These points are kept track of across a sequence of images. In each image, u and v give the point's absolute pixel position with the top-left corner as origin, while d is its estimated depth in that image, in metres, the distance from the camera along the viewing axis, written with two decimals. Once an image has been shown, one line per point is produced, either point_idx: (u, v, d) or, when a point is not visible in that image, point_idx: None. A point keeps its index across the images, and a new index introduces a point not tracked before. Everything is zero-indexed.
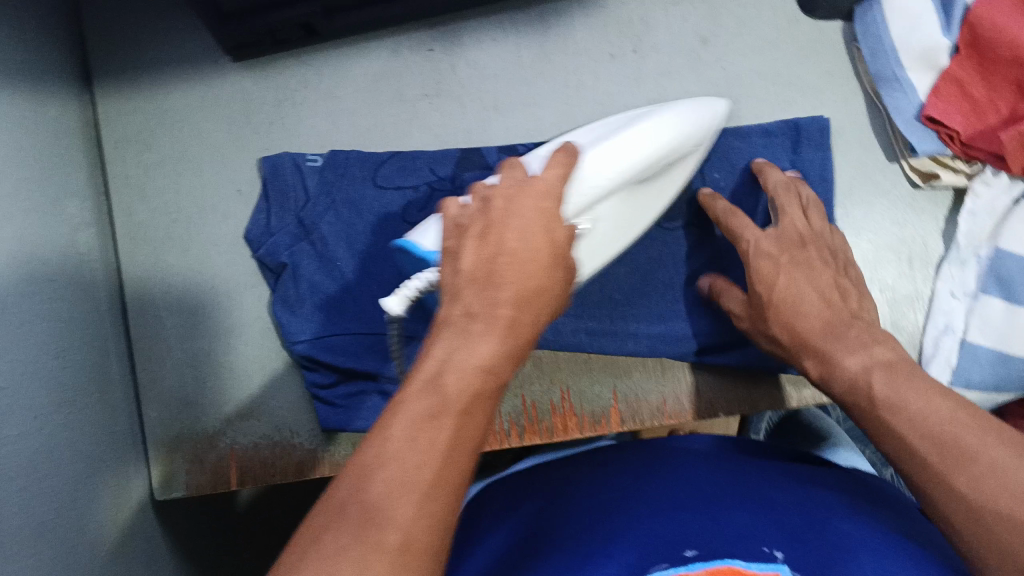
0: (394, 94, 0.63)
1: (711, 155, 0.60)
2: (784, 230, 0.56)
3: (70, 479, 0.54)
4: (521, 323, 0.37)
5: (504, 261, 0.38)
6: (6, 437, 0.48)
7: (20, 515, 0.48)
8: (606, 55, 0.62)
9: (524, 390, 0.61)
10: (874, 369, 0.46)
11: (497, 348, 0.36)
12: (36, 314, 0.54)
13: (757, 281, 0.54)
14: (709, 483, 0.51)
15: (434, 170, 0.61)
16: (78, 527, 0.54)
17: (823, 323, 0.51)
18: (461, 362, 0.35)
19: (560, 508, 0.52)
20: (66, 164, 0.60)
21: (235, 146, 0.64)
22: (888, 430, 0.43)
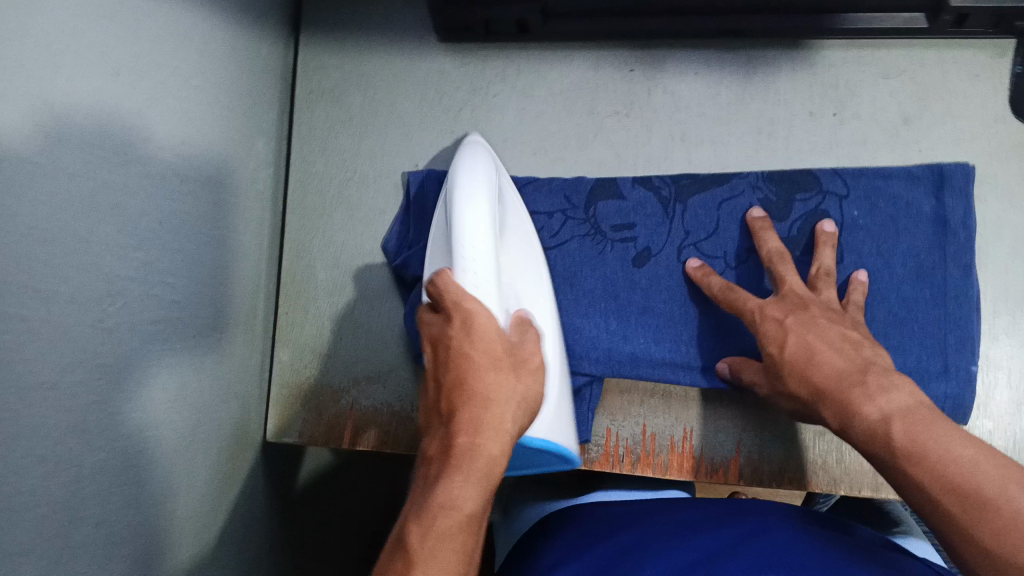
0: (587, 106, 0.65)
1: (851, 193, 0.60)
2: (788, 294, 0.53)
3: (206, 405, 0.57)
4: (488, 444, 0.41)
5: (466, 395, 0.42)
6: (161, 352, 0.51)
7: (156, 430, 0.51)
8: (806, 112, 0.62)
9: (648, 421, 0.62)
10: (892, 418, 0.42)
11: (468, 472, 0.40)
12: (211, 238, 0.56)
13: (765, 343, 0.51)
14: (824, 551, 0.50)
15: (568, 198, 0.63)
16: (201, 448, 0.56)
17: (838, 372, 0.46)
18: (435, 495, 0.39)
19: (647, 552, 0.53)
20: (264, 102, 0.63)
21: (421, 121, 0.66)
22: (907, 480, 0.40)
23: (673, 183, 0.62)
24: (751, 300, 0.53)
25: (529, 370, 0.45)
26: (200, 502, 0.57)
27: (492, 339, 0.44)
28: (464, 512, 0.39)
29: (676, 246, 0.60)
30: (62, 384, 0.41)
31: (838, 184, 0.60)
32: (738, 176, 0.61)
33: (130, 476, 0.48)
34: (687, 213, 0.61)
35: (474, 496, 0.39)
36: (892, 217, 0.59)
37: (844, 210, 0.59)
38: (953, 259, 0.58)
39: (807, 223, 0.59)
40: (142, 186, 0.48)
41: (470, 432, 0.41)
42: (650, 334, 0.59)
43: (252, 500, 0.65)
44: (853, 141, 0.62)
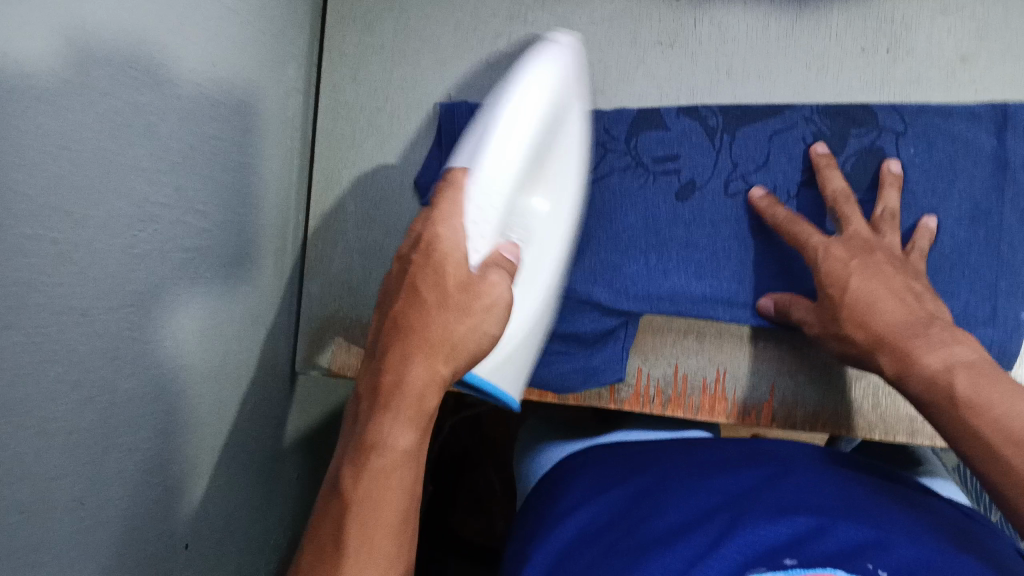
0: (629, 36, 0.62)
1: (909, 129, 0.57)
2: (854, 235, 0.51)
3: (237, 332, 0.56)
4: (431, 385, 0.41)
5: (413, 333, 0.42)
6: (194, 282, 0.50)
7: (189, 359, 0.50)
8: (857, 48, 0.60)
9: (680, 363, 0.61)
10: (955, 369, 0.42)
11: (401, 412, 0.40)
12: (240, 165, 0.55)
13: (826, 283, 0.50)
14: (844, 490, 0.50)
15: (608, 130, 0.61)
16: (234, 378, 0.56)
17: (902, 322, 0.46)
18: (370, 431, 0.40)
19: (664, 491, 0.53)
20: (294, 26, 0.61)
21: (457, 50, 0.64)
22: (965, 431, 0.40)
23: (722, 113, 0.60)
24: (816, 237, 0.52)
25: (491, 303, 0.43)
26: (229, 434, 0.57)
27: (446, 267, 0.43)
28: (400, 448, 0.40)
29: (724, 179, 0.59)
30: (94, 312, 0.41)
31: (896, 120, 0.58)
32: (791, 108, 0.59)
33: (161, 406, 0.48)
34: (735, 143, 0.59)
35: (409, 431, 0.40)
36: (950, 158, 0.57)
37: (900, 147, 0.57)
38: (1010, 202, 0.56)
39: (861, 158, 0.57)
40: (172, 111, 0.46)
41: (401, 366, 0.41)
42: (690, 269, 0.58)
43: (280, 430, 0.66)
44: (907, 79, 0.59)
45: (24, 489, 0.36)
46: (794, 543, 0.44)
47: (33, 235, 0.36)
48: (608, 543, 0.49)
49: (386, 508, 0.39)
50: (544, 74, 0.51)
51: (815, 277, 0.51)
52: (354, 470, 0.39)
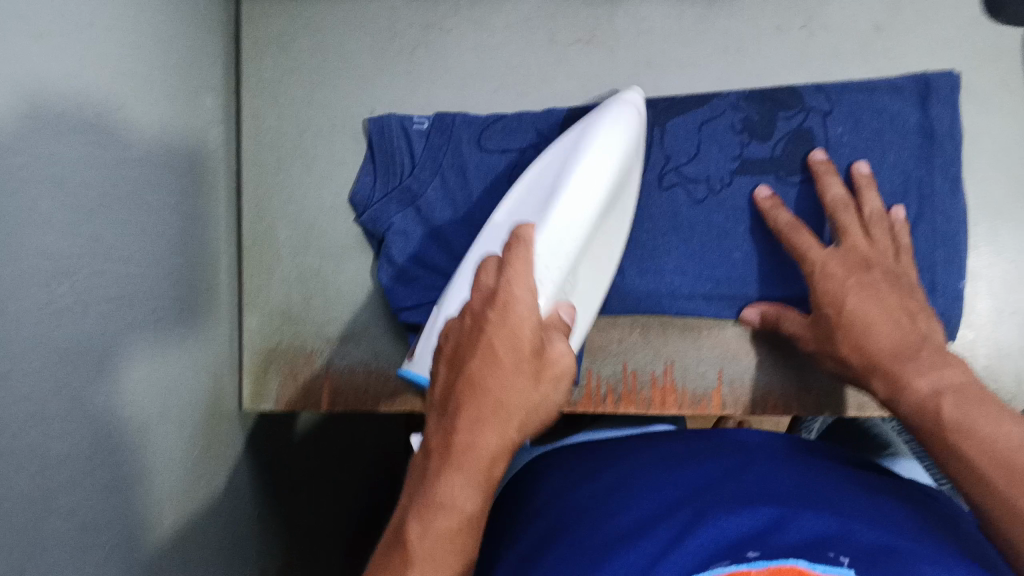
0: (547, 35, 0.62)
1: (835, 108, 0.58)
2: (849, 250, 0.52)
3: (175, 376, 0.55)
4: (498, 449, 0.40)
5: (489, 395, 0.41)
6: (124, 328, 0.49)
7: (126, 408, 0.49)
8: (773, 27, 0.60)
9: (628, 359, 0.60)
10: (943, 392, 0.42)
11: (470, 475, 0.39)
12: (164, 203, 0.54)
13: (823, 302, 0.51)
14: (796, 479, 0.50)
15: (539, 130, 0.60)
16: (176, 422, 0.55)
17: (893, 344, 0.46)
18: (440, 489, 0.39)
19: (623, 491, 0.53)
20: (207, 55, 0.60)
21: (376, 65, 0.64)
22: (951, 453, 0.39)
23: (650, 107, 0.60)
24: (813, 251, 0.53)
25: (560, 372, 0.43)
26: (179, 480, 0.55)
27: (522, 331, 0.41)
28: (465, 514, 0.38)
29: (658, 174, 0.59)
30: (16, 373, 0.39)
31: (820, 100, 0.58)
32: (717, 96, 0.59)
33: (103, 462, 0.46)
34: (666, 137, 0.59)
35: (473, 497, 0.39)
36: (878, 131, 0.57)
37: (828, 127, 0.58)
38: (940, 169, 0.57)
39: (792, 142, 0.58)
40: (83, 155, 0.45)
41: (474, 424, 0.40)
42: (633, 265, 0.59)
43: (235, 469, 0.64)
44: (824, 55, 0.60)
45: None
46: (757, 534, 0.44)
47: None
48: (565, 548, 0.48)
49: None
50: (617, 128, 0.51)
51: (813, 292, 0.52)
52: (420, 531, 0.38)
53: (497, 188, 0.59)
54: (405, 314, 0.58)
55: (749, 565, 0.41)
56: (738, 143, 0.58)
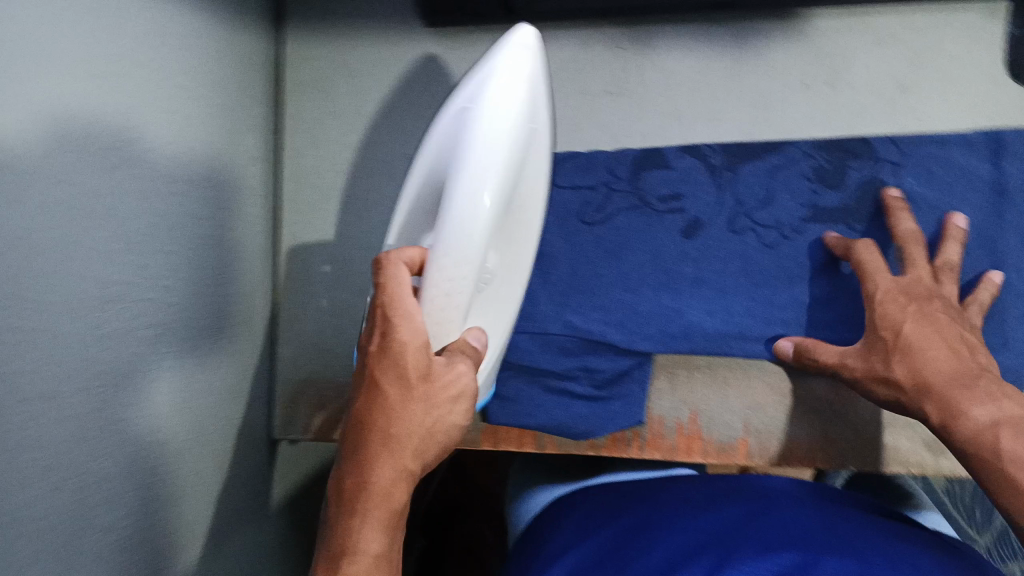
0: (579, 86, 0.64)
1: (908, 159, 0.59)
2: (915, 280, 0.53)
3: (211, 403, 0.56)
4: (399, 485, 0.43)
5: (391, 439, 0.43)
6: (162, 355, 0.50)
7: (161, 432, 0.50)
8: (800, 84, 0.62)
9: (652, 405, 0.60)
10: (1000, 424, 0.43)
11: (376, 521, 0.42)
12: (205, 238, 0.56)
13: (881, 326, 0.51)
14: (815, 525, 0.51)
15: (613, 171, 0.62)
16: (209, 448, 0.56)
17: (949, 371, 0.47)
18: (348, 537, 0.42)
19: (644, 534, 0.53)
20: (250, 97, 0.62)
21: (412, 110, 0.66)
22: (1010, 486, 0.41)
23: (723, 151, 0.61)
24: (879, 275, 0.53)
25: (458, 394, 0.44)
26: (209, 508, 0.56)
27: (405, 361, 0.43)
28: (372, 556, 0.42)
29: (729, 215, 0.60)
30: (61, 396, 0.41)
31: (892, 150, 0.59)
32: (789, 144, 0.60)
33: (133, 483, 0.47)
34: (737, 181, 0.60)
35: (379, 537, 0.42)
36: (949, 184, 0.58)
37: (900, 177, 0.59)
38: (1010, 227, 0.58)
39: (864, 190, 0.59)
40: (131, 189, 0.47)
41: (371, 466, 0.43)
42: (701, 306, 0.59)
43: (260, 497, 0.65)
44: (850, 111, 0.61)
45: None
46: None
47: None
48: None
49: None
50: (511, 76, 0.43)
51: (870, 317, 0.52)
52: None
53: (564, 223, 0.62)
54: None
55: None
56: (810, 190, 0.59)
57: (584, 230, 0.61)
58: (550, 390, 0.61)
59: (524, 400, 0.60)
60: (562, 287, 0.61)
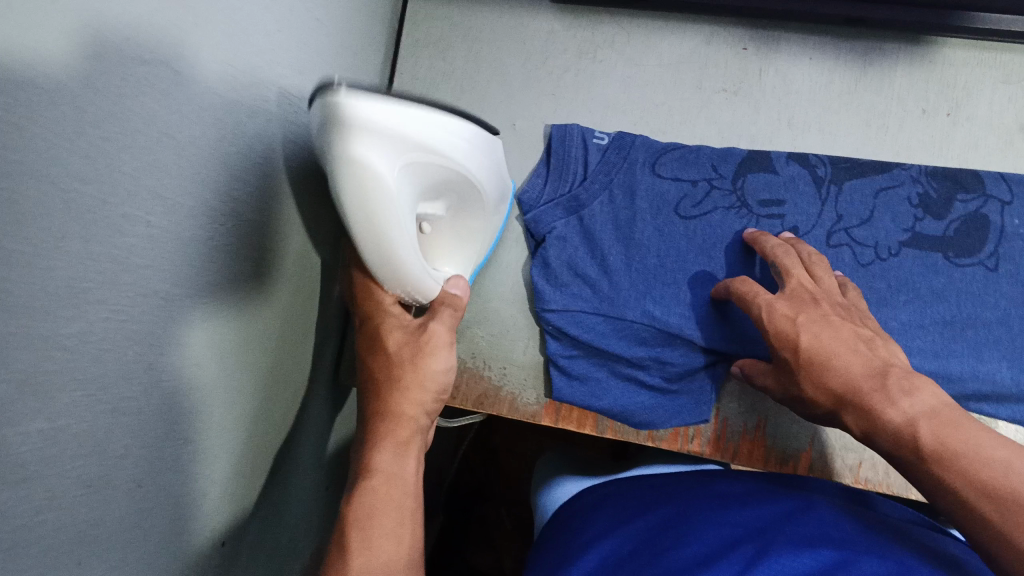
0: (694, 80, 0.65)
1: (1016, 199, 0.58)
2: (794, 288, 0.53)
3: (279, 336, 0.58)
4: (401, 420, 0.48)
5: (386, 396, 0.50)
6: (254, 279, 0.52)
7: (239, 353, 0.51)
8: (919, 109, 0.62)
9: (720, 407, 0.62)
10: (917, 419, 0.42)
11: (382, 447, 0.47)
12: (303, 170, 0.56)
13: (778, 344, 0.51)
14: (860, 530, 0.50)
15: (716, 168, 0.62)
16: (273, 380, 0.58)
17: (856, 374, 0.46)
18: (359, 468, 0.47)
19: (691, 523, 0.53)
20: (371, 44, 0.63)
21: (524, 80, 0.66)
22: (936, 483, 0.40)
23: (831, 164, 0.61)
24: (759, 296, 0.53)
25: (438, 345, 0.51)
26: (265, 437, 0.57)
27: (391, 331, 0.52)
28: (386, 470, 0.46)
29: (827, 229, 0.59)
30: (172, 296, 0.42)
31: (1002, 189, 0.59)
32: (899, 167, 0.60)
33: (220, 398, 0.49)
34: (841, 196, 0.60)
35: (391, 456, 0.47)
36: None
37: (1006, 216, 0.58)
38: None
39: (966, 224, 0.58)
40: (258, 111, 0.48)
41: (377, 413, 0.49)
42: None
43: (308, 437, 0.66)
44: (964, 144, 0.61)
45: (90, 464, 0.37)
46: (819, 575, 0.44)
47: (130, 214, 0.37)
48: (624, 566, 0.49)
49: (380, 517, 0.44)
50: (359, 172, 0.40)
51: (765, 336, 0.52)
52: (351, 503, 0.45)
53: (661, 214, 0.61)
54: (550, 315, 0.60)
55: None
56: (913, 216, 0.59)
57: (677, 222, 0.61)
58: (615, 375, 0.60)
59: (593, 381, 0.60)
60: (645, 275, 0.60)
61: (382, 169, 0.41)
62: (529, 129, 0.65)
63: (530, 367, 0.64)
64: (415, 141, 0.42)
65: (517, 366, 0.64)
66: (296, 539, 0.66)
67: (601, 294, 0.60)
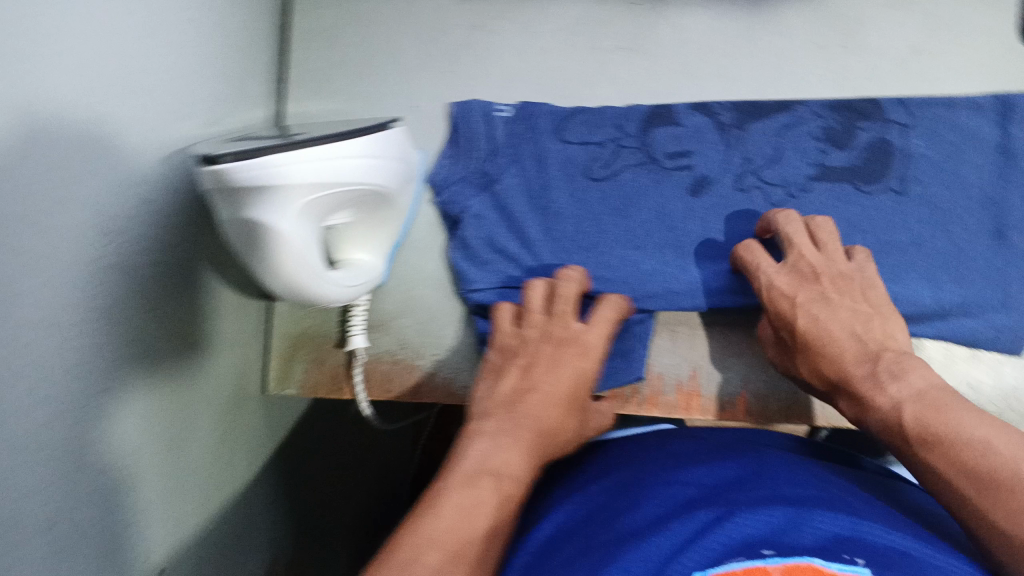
0: (590, 41, 0.64)
1: (916, 123, 0.59)
2: (798, 262, 0.53)
3: (211, 364, 0.57)
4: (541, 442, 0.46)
5: (528, 402, 0.48)
6: (169, 308, 0.51)
7: (161, 389, 0.50)
8: (813, 45, 0.62)
9: (655, 361, 0.62)
10: (904, 404, 0.44)
11: (523, 455, 0.44)
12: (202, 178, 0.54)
13: (779, 323, 0.53)
14: (811, 478, 0.51)
15: (621, 128, 0.61)
16: (208, 409, 0.57)
17: (849, 362, 0.48)
18: (497, 457, 0.43)
19: (643, 486, 0.52)
20: (258, 42, 0.61)
21: (420, 61, 0.65)
22: (922, 464, 0.41)
23: (733, 109, 0.61)
24: (761, 268, 0.54)
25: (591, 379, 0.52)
26: (204, 467, 0.57)
27: (595, 357, 0.52)
28: (521, 477, 0.43)
29: (737, 173, 0.59)
30: (61, 325, 0.40)
31: (900, 112, 0.60)
32: (799, 105, 0.60)
33: (144, 438, 0.48)
34: (747, 139, 0.60)
35: (527, 466, 0.44)
36: (957, 147, 0.59)
37: (908, 139, 0.59)
38: (1016, 187, 0.58)
39: (872, 152, 0.59)
40: (140, 121, 0.46)
41: (538, 415, 0.47)
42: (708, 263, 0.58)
43: (248, 454, 0.64)
44: (861, 74, 0.62)
45: None
46: (773, 529, 0.44)
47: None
48: (573, 535, 0.49)
49: (504, 504, 0.41)
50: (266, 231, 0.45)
51: (767, 311, 0.54)
52: (479, 464, 0.42)
53: (573, 178, 0.60)
54: (475, 295, 0.59)
55: (765, 561, 0.41)
56: (819, 150, 0.59)
57: (590, 185, 0.60)
58: None
59: None
60: (564, 243, 0.59)
61: (286, 230, 0.45)
62: (430, 110, 0.64)
63: (464, 351, 0.63)
64: (303, 194, 0.45)
65: (450, 351, 0.63)
66: (244, 558, 0.65)
67: (523, 268, 0.59)
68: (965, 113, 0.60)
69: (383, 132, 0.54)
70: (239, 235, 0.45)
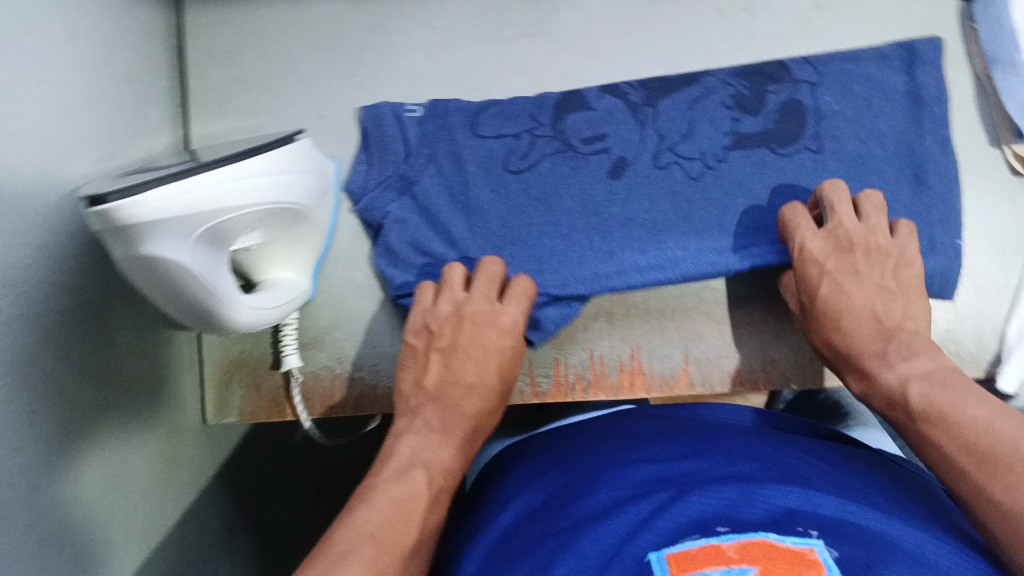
0: (493, 31, 0.63)
1: (824, 79, 0.60)
2: (836, 230, 0.53)
3: (140, 403, 0.56)
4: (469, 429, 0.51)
5: (457, 391, 0.52)
6: (84, 355, 0.49)
7: (86, 439, 0.49)
8: (715, 11, 0.62)
9: (594, 346, 0.61)
10: (913, 382, 0.45)
11: (449, 451, 0.48)
12: None
13: (801, 287, 0.53)
14: (759, 448, 0.50)
15: (535, 116, 0.60)
16: (141, 451, 0.55)
17: (867, 337, 0.49)
18: (426, 454, 0.47)
19: (599, 468, 0.51)
20: (151, 66, 0.59)
21: (324, 69, 0.63)
22: (924, 440, 0.43)
23: (642, 87, 0.61)
24: (800, 231, 0.54)
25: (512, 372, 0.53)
26: (144, 509, 0.55)
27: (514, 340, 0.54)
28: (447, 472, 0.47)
29: (653, 151, 0.59)
30: None
31: (807, 71, 0.60)
32: (707, 74, 0.60)
33: (71, 491, 0.47)
34: (659, 116, 0.60)
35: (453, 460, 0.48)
36: (867, 99, 0.59)
37: (817, 96, 0.59)
38: (929, 134, 0.58)
39: (783, 114, 0.59)
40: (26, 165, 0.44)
41: (467, 400, 0.52)
42: (636, 244, 0.57)
43: (185, 495, 0.62)
44: (766, 36, 0.62)
45: None
46: (727, 505, 0.43)
47: None
48: (523, 530, 0.48)
49: (433, 500, 0.44)
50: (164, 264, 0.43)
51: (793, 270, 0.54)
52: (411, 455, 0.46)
53: (492, 173, 0.60)
54: (404, 300, 0.59)
55: (719, 539, 0.40)
56: (731, 118, 0.59)
57: (510, 179, 0.60)
58: None
59: None
60: (491, 240, 0.58)
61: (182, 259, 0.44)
62: (339, 117, 0.63)
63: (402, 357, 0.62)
64: (196, 219, 0.44)
65: (387, 360, 0.62)
66: None
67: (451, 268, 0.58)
68: (870, 64, 0.60)
69: (288, 148, 0.52)
70: (138, 272, 0.44)
